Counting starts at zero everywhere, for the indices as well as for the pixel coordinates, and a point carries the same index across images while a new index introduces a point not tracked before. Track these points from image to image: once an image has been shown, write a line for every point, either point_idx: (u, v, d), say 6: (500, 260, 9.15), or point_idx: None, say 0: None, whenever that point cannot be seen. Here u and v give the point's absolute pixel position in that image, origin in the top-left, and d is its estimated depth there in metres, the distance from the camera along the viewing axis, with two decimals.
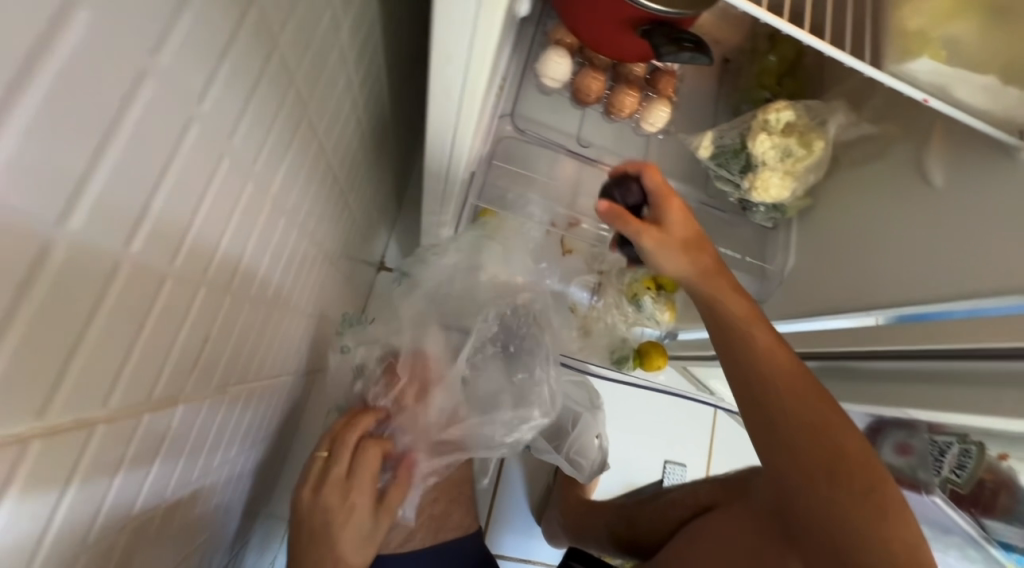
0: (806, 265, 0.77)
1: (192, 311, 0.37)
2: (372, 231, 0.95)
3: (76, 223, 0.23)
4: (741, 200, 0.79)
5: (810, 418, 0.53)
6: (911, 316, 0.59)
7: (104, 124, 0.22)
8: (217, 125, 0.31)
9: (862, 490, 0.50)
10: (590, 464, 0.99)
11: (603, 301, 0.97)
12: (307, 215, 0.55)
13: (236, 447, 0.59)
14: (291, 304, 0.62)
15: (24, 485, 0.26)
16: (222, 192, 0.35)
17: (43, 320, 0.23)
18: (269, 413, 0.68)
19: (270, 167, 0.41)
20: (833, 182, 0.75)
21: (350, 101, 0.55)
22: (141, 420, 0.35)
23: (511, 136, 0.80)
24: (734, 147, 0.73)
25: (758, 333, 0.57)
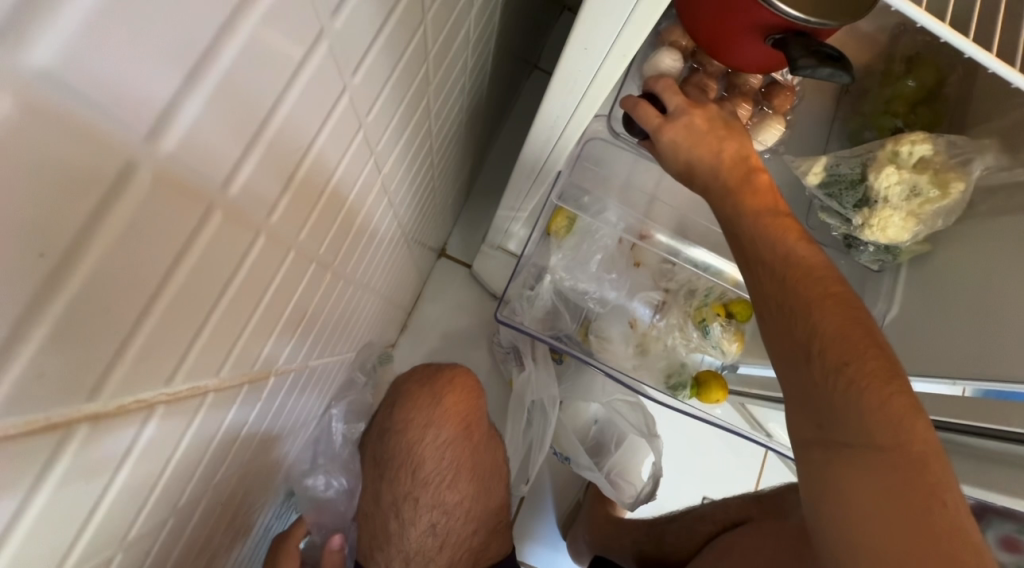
0: (912, 319, 0.69)
1: (301, 284, 0.37)
2: (443, 217, 0.95)
3: (241, 181, 0.23)
4: (847, 235, 0.71)
5: (828, 338, 0.44)
6: (991, 394, 0.58)
7: (277, 90, 0.22)
8: (361, 99, 0.30)
9: (855, 425, 0.41)
10: (631, 493, 0.98)
11: (665, 321, 0.90)
12: (400, 198, 0.54)
13: (311, 403, 0.65)
14: (369, 281, 0.62)
15: (143, 445, 0.28)
16: (349, 167, 0.35)
17: (193, 283, 0.24)
18: (331, 378, 0.69)
19: (385, 148, 0.41)
20: (963, 230, 0.66)
21: (455, 91, 0.54)
22: (241, 389, 0.37)
23: (602, 137, 0.74)
24: (851, 178, 0.66)
25: (771, 242, 0.49)
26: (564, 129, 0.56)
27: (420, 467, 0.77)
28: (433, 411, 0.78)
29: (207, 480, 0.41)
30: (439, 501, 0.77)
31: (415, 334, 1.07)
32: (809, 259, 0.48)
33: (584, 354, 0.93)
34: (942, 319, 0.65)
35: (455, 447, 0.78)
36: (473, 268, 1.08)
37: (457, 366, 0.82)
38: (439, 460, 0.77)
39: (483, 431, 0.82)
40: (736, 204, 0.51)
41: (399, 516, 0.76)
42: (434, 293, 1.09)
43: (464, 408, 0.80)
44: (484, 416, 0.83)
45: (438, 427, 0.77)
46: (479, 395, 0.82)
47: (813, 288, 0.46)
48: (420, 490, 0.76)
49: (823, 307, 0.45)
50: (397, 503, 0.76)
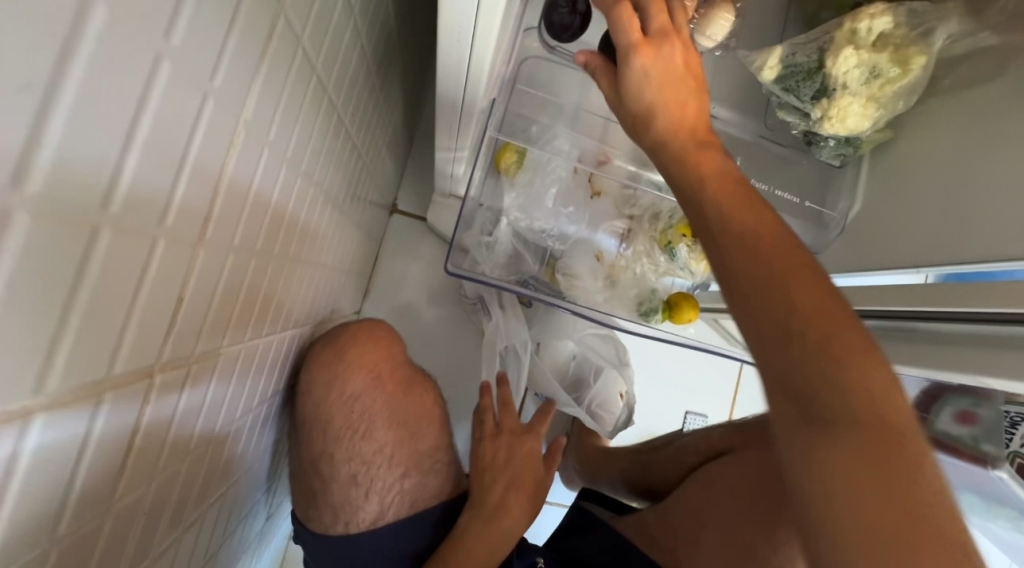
0: (875, 213, 0.67)
1: (191, 276, 0.32)
2: (385, 171, 0.88)
3: (50, 145, 0.18)
4: (807, 131, 0.67)
5: (802, 311, 0.39)
6: (951, 277, 0.55)
7: (47, 57, 0.17)
8: (195, 54, 0.25)
9: (838, 398, 0.37)
10: (613, 422, 1.00)
11: (631, 250, 0.88)
12: (311, 160, 0.48)
13: (253, 392, 0.53)
14: (307, 252, 0.57)
15: (23, 482, 0.23)
16: (214, 122, 0.29)
17: (14, 308, 0.19)
18: (276, 377, 0.59)
19: (263, 106, 0.34)
20: (925, 112, 0.63)
21: (351, 26, 0.46)
22: (142, 410, 0.32)
23: (537, 55, 0.66)
24: (808, 67, 0.61)
25: (739, 211, 0.43)
26: (473, 46, 0.47)
27: (330, 424, 0.66)
28: (338, 365, 0.66)
29: (142, 497, 0.36)
30: (356, 453, 0.67)
31: (379, 298, 1.04)
32: (767, 224, 0.43)
33: (555, 295, 0.89)
34: (902, 208, 0.64)
35: (368, 399, 0.68)
36: (428, 221, 1.02)
37: (376, 320, 0.75)
38: (350, 414, 0.67)
39: (401, 376, 0.72)
40: (698, 169, 0.46)
41: (319, 474, 0.68)
42: (392, 252, 1.04)
43: (375, 357, 0.70)
44: (403, 363, 0.73)
45: (342, 380, 0.66)
46: (400, 344, 0.74)
47: (782, 259, 0.41)
48: (334, 446, 0.66)
49: (797, 281, 0.40)
50: (316, 460, 0.67)
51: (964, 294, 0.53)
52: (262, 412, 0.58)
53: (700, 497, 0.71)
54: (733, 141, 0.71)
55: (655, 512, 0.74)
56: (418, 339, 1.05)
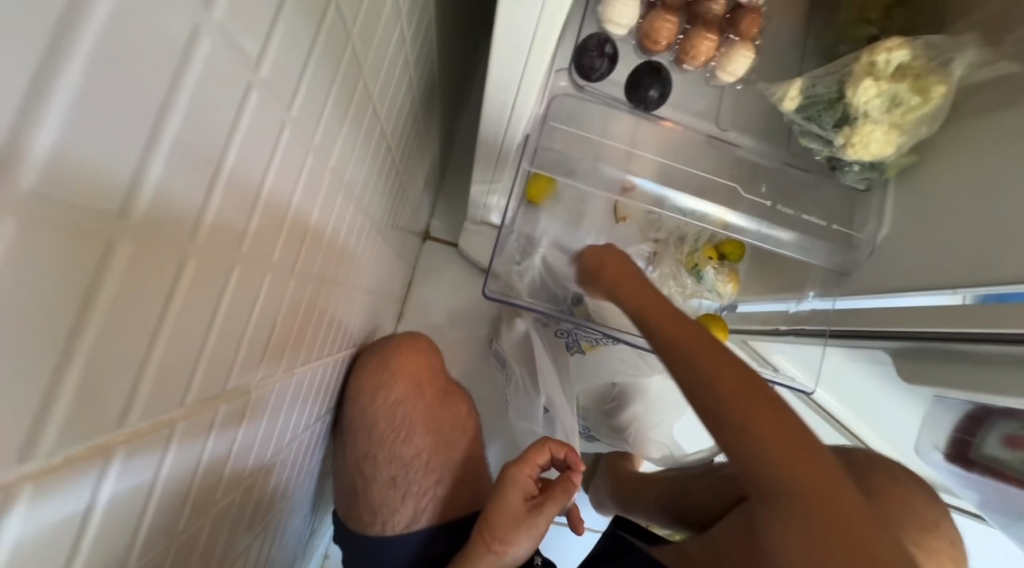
0: (904, 235, 0.68)
1: (259, 293, 0.35)
2: (421, 201, 0.93)
3: (155, 173, 0.21)
4: (830, 157, 0.69)
5: (735, 411, 0.51)
6: (991, 298, 0.55)
7: (158, 103, 0.20)
8: (276, 91, 0.29)
9: (777, 483, 0.48)
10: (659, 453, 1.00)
11: (658, 273, 0.93)
12: (362, 188, 0.53)
13: (302, 417, 0.55)
14: (352, 275, 0.61)
15: (110, 492, 0.26)
16: (280, 173, 0.33)
17: (120, 319, 0.22)
18: (324, 402, 0.61)
19: (327, 140, 0.39)
20: (946, 135, 0.65)
21: (403, 58, 0.52)
22: (217, 415, 0.35)
23: (567, 93, 0.70)
24: (828, 97, 0.63)
25: (698, 366, 0.55)
26: (518, 93, 0.52)
27: (374, 427, 0.61)
28: (382, 373, 0.62)
29: (211, 501, 0.39)
30: (400, 457, 0.61)
31: (413, 320, 1.08)
32: (731, 372, 0.53)
33: (597, 323, 0.89)
34: (930, 230, 0.64)
35: (410, 406, 0.63)
36: (460, 247, 1.07)
37: (419, 333, 0.70)
38: (392, 418, 0.61)
39: (439, 385, 0.67)
40: (671, 357, 0.58)
41: (361, 476, 0.62)
42: (425, 275, 1.09)
43: (419, 367, 0.66)
44: (443, 371, 0.69)
45: (387, 385, 0.61)
46: (439, 352, 0.70)
47: (755, 407, 0.51)
48: (377, 448, 0.60)
49: (760, 431, 0.49)
50: (356, 462, 0.62)
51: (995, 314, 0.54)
52: (311, 434, 0.60)
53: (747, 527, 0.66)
54: (757, 167, 0.73)
55: (698, 541, 0.70)
56: (450, 358, 1.09)
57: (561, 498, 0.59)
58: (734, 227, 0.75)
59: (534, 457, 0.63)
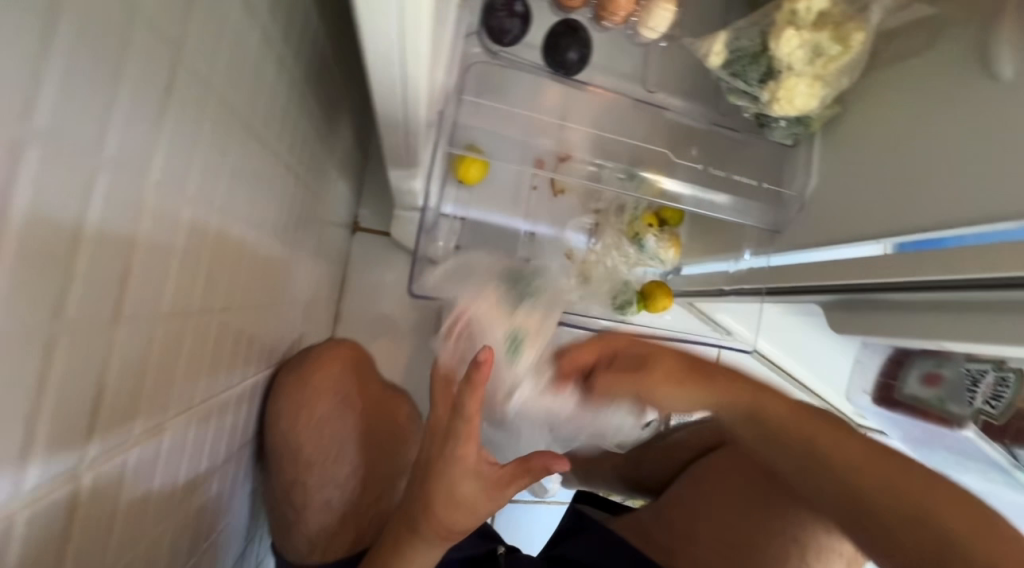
0: (830, 190, 0.68)
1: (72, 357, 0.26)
2: (340, 190, 0.84)
3: None
4: (758, 114, 0.67)
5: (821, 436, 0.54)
6: (909, 247, 0.57)
7: None
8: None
9: (877, 501, 0.50)
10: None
11: (601, 244, 0.90)
12: (246, 191, 0.45)
13: (198, 463, 0.45)
14: (256, 289, 0.53)
15: None
16: (49, 194, 0.22)
17: None
18: (232, 439, 0.51)
19: (159, 139, 0.30)
20: (866, 84, 0.64)
21: (266, 27, 0.43)
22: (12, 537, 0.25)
23: (482, 60, 0.63)
24: (752, 50, 0.61)
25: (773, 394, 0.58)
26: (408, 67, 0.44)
27: (300, 451, 0.54)
28: (303, 392, 0.55)
29: None
30: (335, 478, 0.57)
31: (352, 319, 1.01)
32: (790, 409, 0.57)
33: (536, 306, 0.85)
34: (854, 181, 0.65)
35: (338, 422, 0.57)
36: (392, 236, 0.99)
37: (342, 339, 0.63)
38: (319, 439, 0.56)
39: (371, 395, 0.62)
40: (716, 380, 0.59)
41: (289, 505, 0.56)
42: (358, 269, 1.01)
43: (346, 380, 0.60)
44: (375, 378, 0.64)
45: (309, 405, 0.55)
46: (368, 359, 0.64)
47: (861, 457, 0.52)
48: (303, 475, 0.54)
49: (850, 447, 0.53)
50: (283, 493, 0.56)
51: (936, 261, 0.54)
52: (221, 478, 0.51)
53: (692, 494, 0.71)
54: (686, 129, 0.71)
55: (653, 514, 0.72)
56: (395, 355, 1.03)
57: (524, 462, 0.49)
58: (670, 194, 0.73)
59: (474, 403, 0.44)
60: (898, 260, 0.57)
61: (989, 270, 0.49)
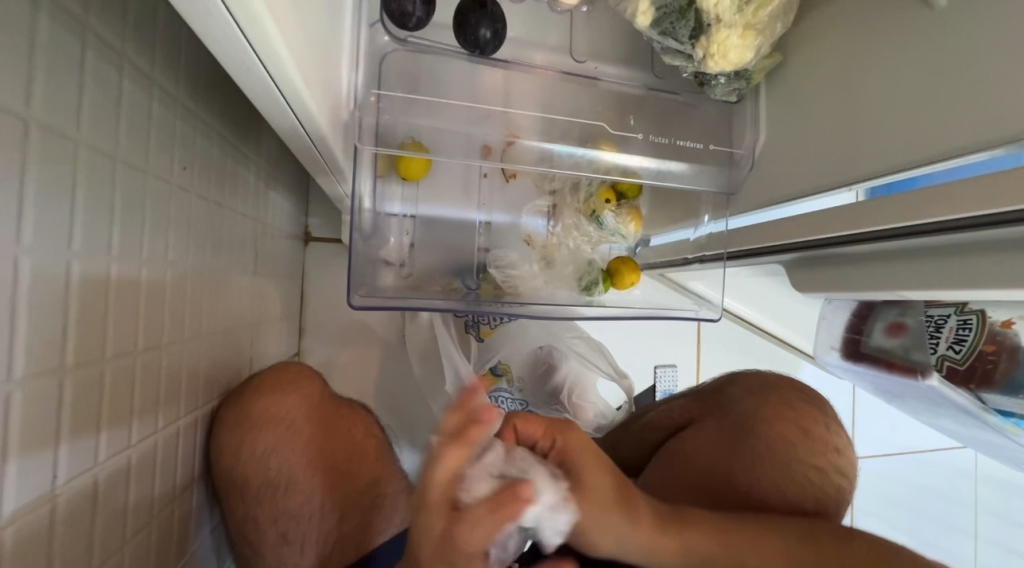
0: (780, 145, 0.65)
1: None
2: (275, 200, 0.79)
3: None
4: (696, 73, 0.64)
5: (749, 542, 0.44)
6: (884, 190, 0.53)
7: None
8: None
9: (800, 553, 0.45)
10: (595, 412, 0.88)
11: (560, 226, 0.87)
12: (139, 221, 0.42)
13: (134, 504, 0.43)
14: (186, 321, 0.50)
15: None
16: None
17: None
18: (170, 484, 0.49)
19: None
20: (801, 28, 0.61)
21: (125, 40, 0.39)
22: None
23: (395, 50, 0.60)
24: (679, 5, 0.57)
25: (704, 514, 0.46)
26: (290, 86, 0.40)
27: (247, 487, 0.53)
28: (243, 425, 0.53)
29: None
30: (288, 507, 0.55)
31: (317, 332, 0.98)
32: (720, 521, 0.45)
33: (504, 303, 0.81)
34: (803, 132, 0.61)
35: (286, 451, 0.56)
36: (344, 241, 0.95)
37: (286, 362, 0.61)
38: (266, 471, 0.54)
39: (321, 416, 0.59)
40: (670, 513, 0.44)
41: (247, 539, 0.55)
42: (316, 281, 0.98)
43: (292, 406, 0.58)
44: (327, 398, 0.62)
45: (251, 438, 0.53)
46: (316, 378, 0.62)
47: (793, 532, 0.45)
48: (255, 509, 0.53)
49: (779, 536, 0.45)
50: (239, 528, 0.55)
51: (900, 205, 0.50)
52: (166, 523, 0.49)
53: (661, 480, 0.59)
54: (624, 96, 0.68)
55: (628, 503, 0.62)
56: (365, 361, 1.00)
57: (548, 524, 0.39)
58: (625, 168, 0.68)
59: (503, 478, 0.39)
60: (865, 209, 0.54)
61: (951, 212, 0.46)
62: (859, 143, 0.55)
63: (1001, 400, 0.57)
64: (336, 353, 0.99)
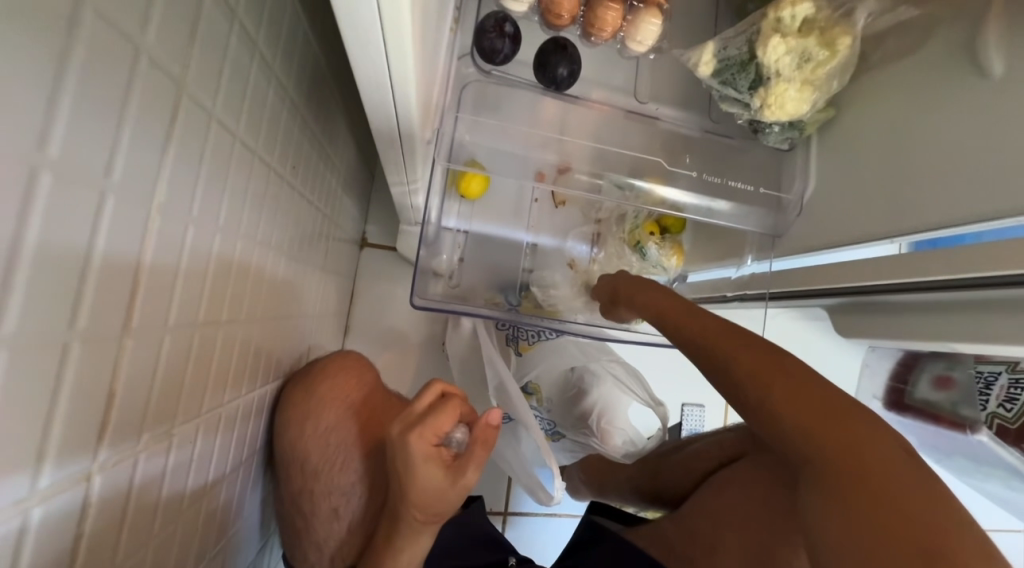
0: (830, 191, 0.67)
1: (128, 353, 0.29)
2: (346, 206, 0.86)
3: None
4: (751, 120, 0.68)
5: (768, 391, 0.41)
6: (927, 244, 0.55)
7: None
8: (81, 116, 0.23)
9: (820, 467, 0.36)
10: (623, 438, 0.90)
11: (604, 253, 0.90)
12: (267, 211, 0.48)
13: (224, 457, 0.48)
14: (273, 301, 0.56)
15: None
16: (119, 219, 0.26)
17: None
18: (247, 447, 0.53)
19: (194, 166, 0.33)
20: (855, 87, 0.65)
21: (282, 61, 0.46)
22: (90, 500, 0.29)
23: (477, 80, 0.67)
24: (741, 59, 0.62)
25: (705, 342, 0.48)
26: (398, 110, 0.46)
27: (306, 461, 0.56)
28: (308, 402, 0.57)
29: None
30: (338, 482, 0.57)
31: (362, 333, 1.03)
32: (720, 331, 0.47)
33: (543, 317, 0.84)
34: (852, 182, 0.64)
35: (346, 432, 0.59)
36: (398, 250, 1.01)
37: (346, 350, 0.66)
38: (326, 447, 0.57)
39: (377, 403, 0.62)
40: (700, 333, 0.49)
41: (302, 512, 0.58)
42: (367, 284, 1.04)
43: (353, 390, 0.61)
44: (385, 388, 0.65)
45: (315, 414, 0.57)
46: (371, 368, 0.66)
47: (813, 415, 0.38)
48: (311, 483, 0.56)
49: (822, 430, 0.37)
50: (294, 499, 0.58)
51: (949, 258, 0.53)
52: (239, 482, 0.53)
53: (715, 504, 0.63)
54: (681, 137, 0.73)
55: (668, 524, 0.66)
56: (404, 365, 1.04)
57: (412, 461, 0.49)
58: (671, 202, 0.72)
59: (438, 424, 0.50)
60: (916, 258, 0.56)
61: (1003, 268, 0.47)
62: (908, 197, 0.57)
63: None
64: (377, 354, 1.04)
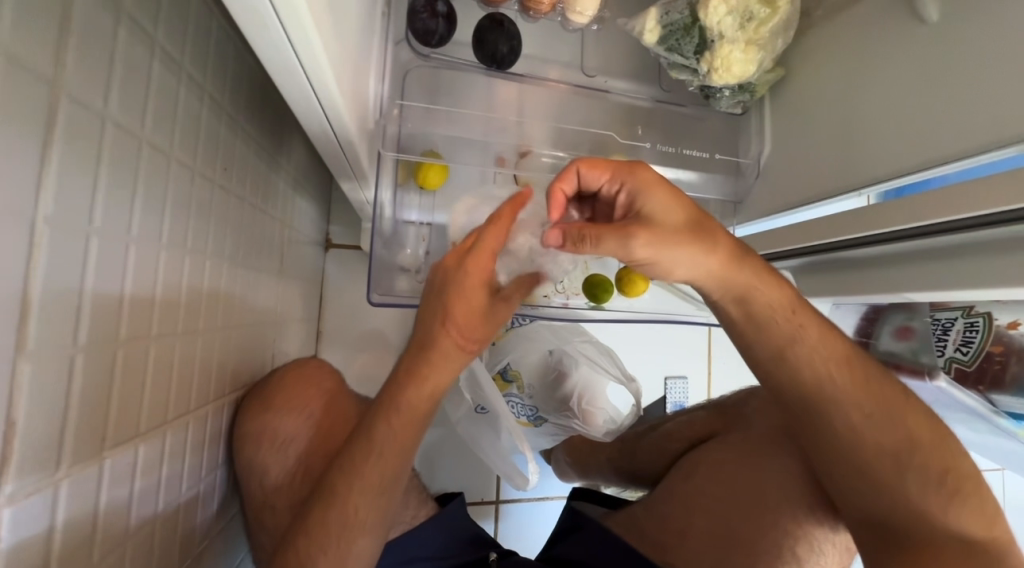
0: (785, 152, 0.66)
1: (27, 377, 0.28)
2: (301, 207, 0.83)
3: None
4: (701, 86, 0.67)
5: (916, 453, 0.47)
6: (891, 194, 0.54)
7: None
8: None
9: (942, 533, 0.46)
10: (605, 417, 0.87)
11: None
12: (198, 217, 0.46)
13: (176, 477, 0.45)
14: (224, 311, 0.54)
15: None
16: None
17: None
18: (204, 465, 0.51)
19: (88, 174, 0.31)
20: (801, 45, 0.65)
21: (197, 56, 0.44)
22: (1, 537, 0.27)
23: (418, 65, 0.64)
24: (684, 23, 0.61)
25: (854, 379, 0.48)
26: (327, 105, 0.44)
27: (267, 474, 0.56)
28: (265, 414, 0.56)
29: None
30: (295, 493, 0.56)
31: (334, 335, 1.01)
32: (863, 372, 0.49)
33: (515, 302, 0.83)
34: (806, 142, 0.64)
35: (305, 442, 0.58)
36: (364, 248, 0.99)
37: (307, 358, 0.64)
38: (285, 460, 0.56)
39: (339, 411, 0.61)
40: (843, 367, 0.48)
41: (262, 527, 0.56)
42: (333, 286, 1.01)
43: (315, 400, 0.60)
44: (350, 395, 0.64)
45: (272, 424, 0.56)
46: (332, 376, 0.65)
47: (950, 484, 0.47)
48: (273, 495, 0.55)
49: (951, 499, 0.47)
50: (257, 515, 0.56)
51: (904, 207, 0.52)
52: (197, 503, 0.51)
53: (686, 486, 0.64)
54: (635, 110, 0.71)
55: (646, 506, 0.66)
56: (379, 365, 1.02)
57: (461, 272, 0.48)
58: None
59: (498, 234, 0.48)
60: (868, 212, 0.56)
61: (953, 213, 0.47)
62: (860, 152, 0.57)
63: (1012, 401, 0.58)
64: (352, 357, 1.02)
